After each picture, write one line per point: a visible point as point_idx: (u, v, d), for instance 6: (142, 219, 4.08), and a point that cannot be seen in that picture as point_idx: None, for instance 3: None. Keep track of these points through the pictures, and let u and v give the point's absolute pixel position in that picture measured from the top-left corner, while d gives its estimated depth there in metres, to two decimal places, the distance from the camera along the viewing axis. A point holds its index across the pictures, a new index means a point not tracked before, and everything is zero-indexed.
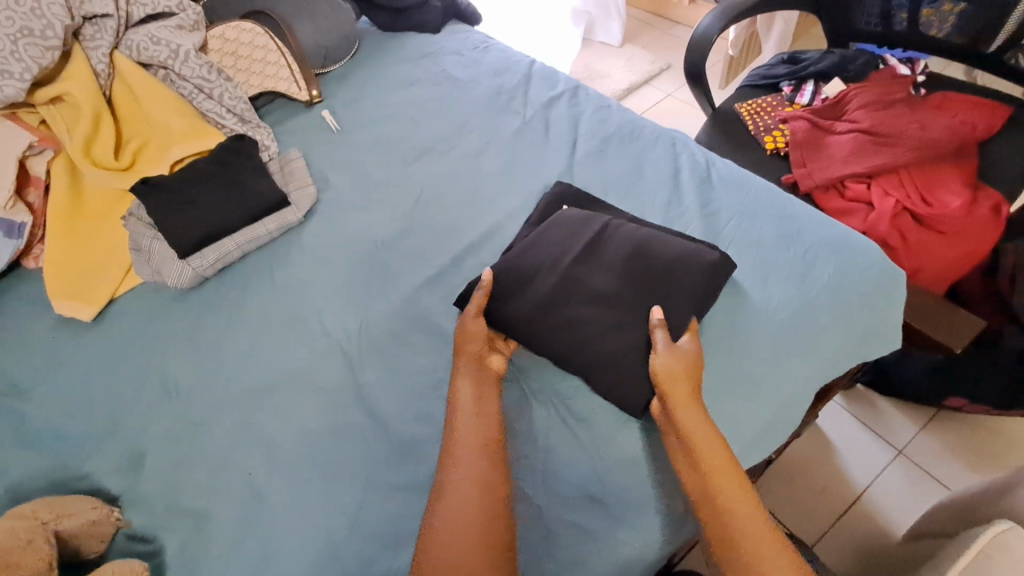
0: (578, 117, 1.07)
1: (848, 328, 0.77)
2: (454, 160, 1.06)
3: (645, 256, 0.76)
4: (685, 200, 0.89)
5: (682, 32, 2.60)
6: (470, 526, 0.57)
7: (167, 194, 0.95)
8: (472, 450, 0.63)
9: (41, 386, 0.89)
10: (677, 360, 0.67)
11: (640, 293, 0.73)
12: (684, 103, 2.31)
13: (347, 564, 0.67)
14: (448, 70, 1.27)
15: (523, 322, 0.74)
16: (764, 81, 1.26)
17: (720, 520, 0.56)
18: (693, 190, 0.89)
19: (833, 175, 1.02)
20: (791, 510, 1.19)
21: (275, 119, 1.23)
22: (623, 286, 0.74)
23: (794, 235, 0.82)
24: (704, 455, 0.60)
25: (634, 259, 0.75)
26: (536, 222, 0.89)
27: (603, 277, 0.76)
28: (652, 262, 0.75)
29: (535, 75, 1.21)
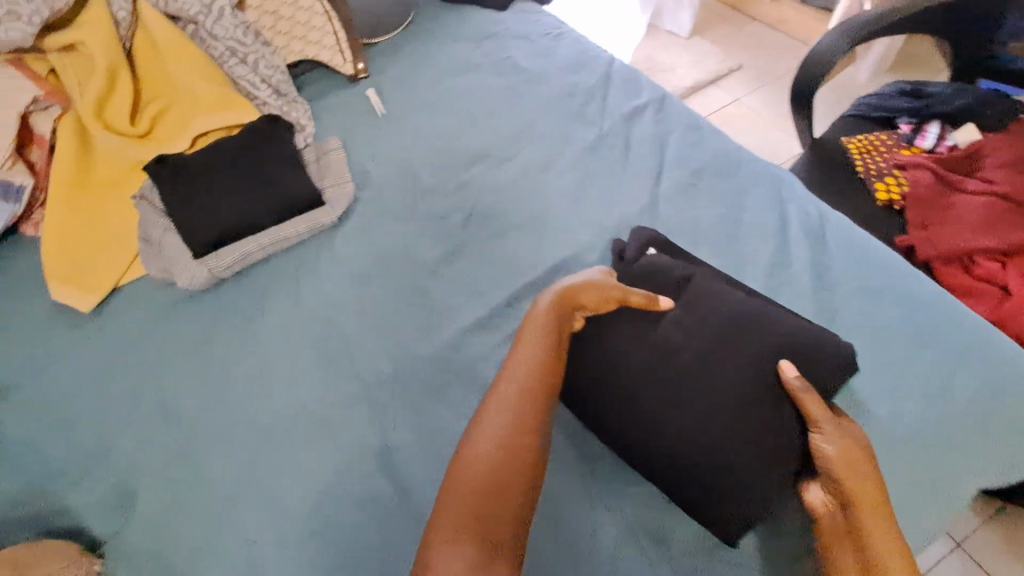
0: (665, 137, 0.92)
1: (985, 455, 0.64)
2: (514, 172, 0.92)
3: (741, 325, 0.64)
4: (794, 263, 0.74)
5: (758, 29, 2.37)
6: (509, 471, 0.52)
7: (184, 180, 0.82)
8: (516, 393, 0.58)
9: (30, 387, 0.80)
10: (852, 447, 0.56)
11: (733, 370, 0.61)
12: (751, 111, 2.12)
13: None
14: (514, 58, 1.10)
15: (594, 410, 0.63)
16: (876, 113, 1.09)
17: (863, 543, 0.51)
18: (805, 253, 0.75)
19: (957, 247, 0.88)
20: None
21: (313, 94, 1.08)
22: (711, 356, 0.62)
23: (930, 333, 0.69)
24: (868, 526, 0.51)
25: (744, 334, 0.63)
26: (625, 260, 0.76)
27: (688, 344, 0.64)
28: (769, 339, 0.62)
29: (615, 75, 1.04)
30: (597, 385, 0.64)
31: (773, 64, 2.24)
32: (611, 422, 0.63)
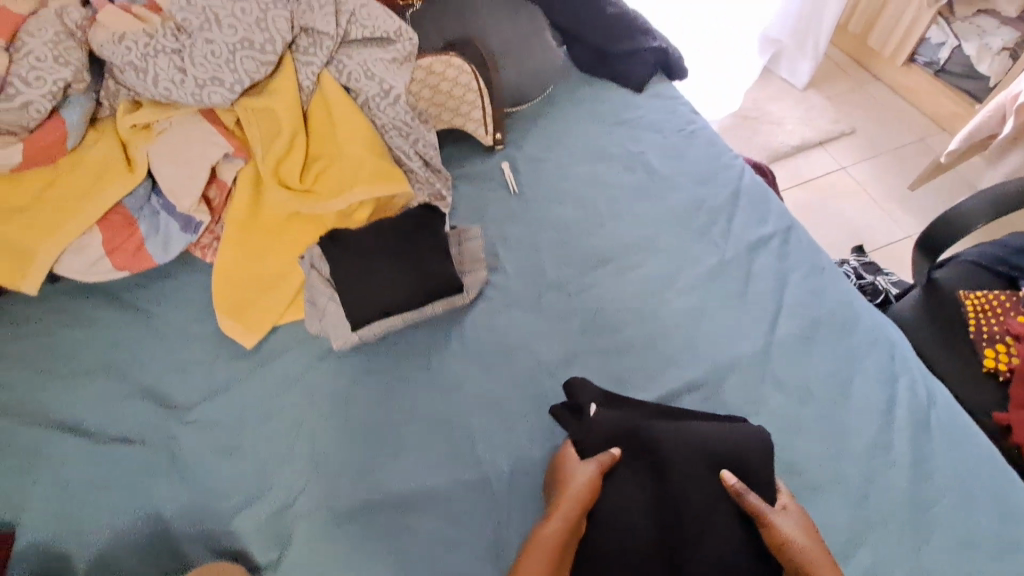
0: (787, 277, 0.96)
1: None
2: (637, 282, 0.98)
3: (682, 460, 0.76)
4: (895, 444, 0.80)
5: (878, 91, 2.26)
6: None
7: (351, 257, 0.92)
8: None
9: (198, 409, 0.94)
10: (802, 530, 0.70)
11: (691, 499, 0.74)
12: (856, 182, 2.06)
13: None
14: (645, 155, 1.15)
15: (695, 556, 0.71)
16: (999, 267, 1.09)
17: None
18: (907, 436, 0.80)
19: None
20: None
21: (453, 159, 1.17)
22: (673, 478, 0.75)
23: (1014, 546, 0.74)
24: None
25: (685, 470, 0.75)
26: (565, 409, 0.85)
27: (654, 475, 0.76)
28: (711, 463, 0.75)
29: (744, 193, 1.07)
30: (600, 510, 0.75)
31: (887, 133, 2.15)
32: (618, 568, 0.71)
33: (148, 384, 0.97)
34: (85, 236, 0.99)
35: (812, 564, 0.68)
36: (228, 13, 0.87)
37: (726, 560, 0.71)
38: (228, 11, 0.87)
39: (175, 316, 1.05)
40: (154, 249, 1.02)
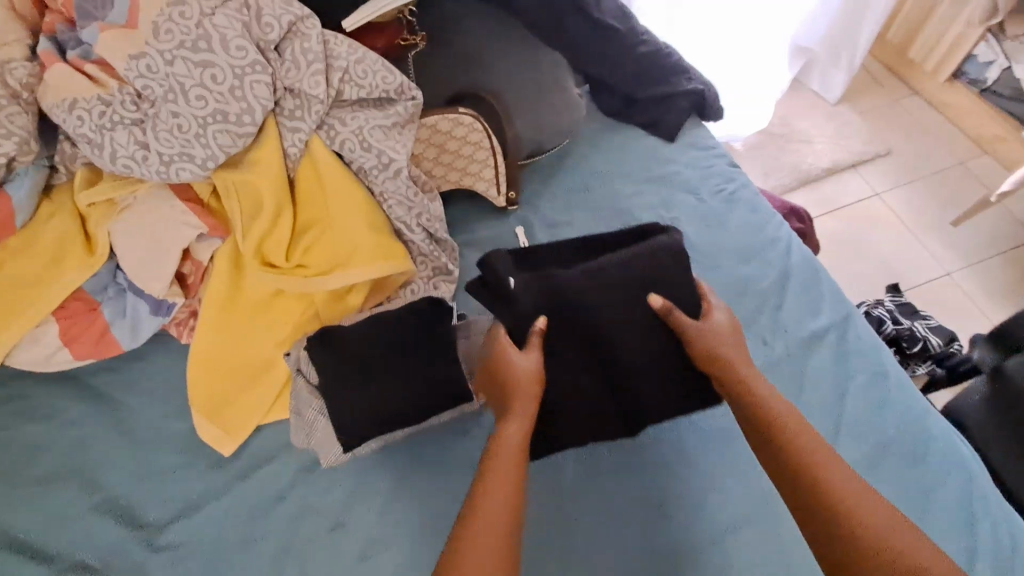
0: (844, 384, 0.85)
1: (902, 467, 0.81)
2: None
3: (606, 301, 0.79)
4: None
5: (914, 106, 2.10)
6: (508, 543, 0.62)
7: (346, 365, 0.79)
8: (511, 466, 0.67)
9: (173, 530, 0.83)
10: (720, 335, 0.77)
11: (624, 342, 0.79)
12: (891, 210, 1.91)
13: None
14: (679, 222, 1.02)
15: None
16: None
17: (839, 526, 0.61)
18: None
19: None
20: None
21: (461, 222, 1.03)
22: (603, 330, 0.79)
23: (922, 437, 0.82)
24: (811, 462, 0.66)
25: (607, 287, 0.79)
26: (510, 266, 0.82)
27: (582, 324, 0.79)
28: (619, 283, 0.79)
29: (792, 274, 0.95)
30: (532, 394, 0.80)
31: (924, 155, 2.00)
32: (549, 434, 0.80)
33: (116, 494, 0.86)
34: (42, 324, 0.87)
35: (809, 446, 0.67)
36: (194, 80, 0.73)
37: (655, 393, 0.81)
38: (195, 79, 0.73)
39: (147, 408, 0.93)
40: (121, 336, 0.90)
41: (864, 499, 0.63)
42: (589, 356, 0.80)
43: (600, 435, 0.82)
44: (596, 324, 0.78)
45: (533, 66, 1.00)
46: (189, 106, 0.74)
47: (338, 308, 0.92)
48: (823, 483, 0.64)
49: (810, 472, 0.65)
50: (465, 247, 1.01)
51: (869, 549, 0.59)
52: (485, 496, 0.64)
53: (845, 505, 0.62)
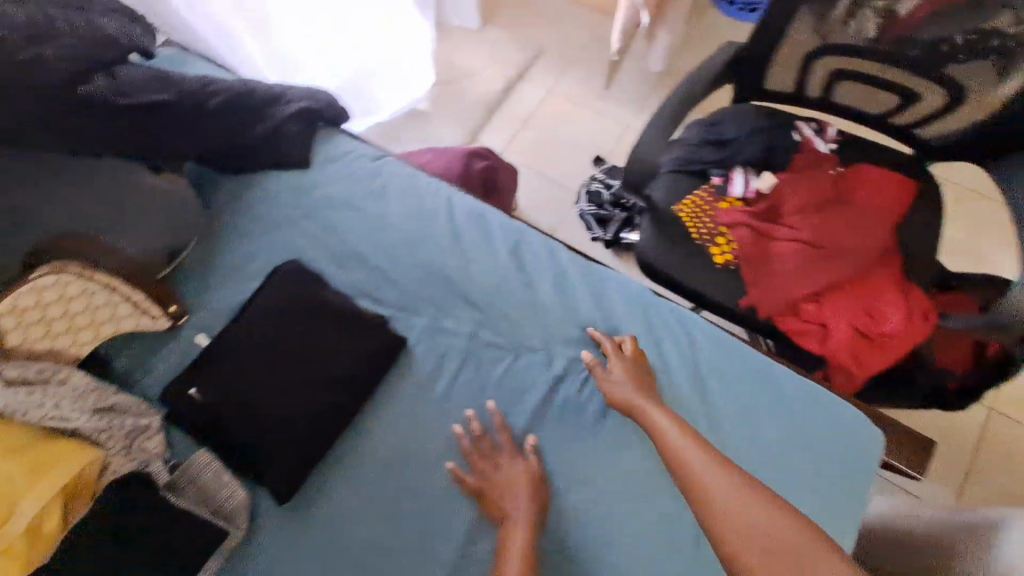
0: (537, 296, 0.95)
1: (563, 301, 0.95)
2: (411, 391, 0.90)
3: (256, 326, 0.92)
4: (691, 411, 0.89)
5: (542, 1, 2.30)
6: None
7: None
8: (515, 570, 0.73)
9: None
10: (636, 362, 0.88)
11: (282, 344, 0.91)
12: (567, 99, 2.13)
13: None
14: (348, 239, 1.01)
15: None
16: (691, 167, 1.19)
17: (698, 499, 0.69)
18: (692, 393, 0.90)
19: (788, 302, 1.05)
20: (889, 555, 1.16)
21: (138, 365, 0.94)
22: (257, 344, 0.91)
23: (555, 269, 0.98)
24: (677, 459, 0.75)
25: (252, 319, 0.93)
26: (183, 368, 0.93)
27: (245, 352, 0.90)
28: (263, 309, 0.94)
29: (461, 231, 1.01)
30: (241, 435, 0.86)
31: (568, 39, 2.23)
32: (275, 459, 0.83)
33: None
34: None
35: (676, 430, 0.78)
36: None
37: (336, 368, 0.89)
38: None
39: None
40: None
41: (738, 504, 0.65)
42: (269, 370, 0.89)
43: (315, 427, 0.86)
44: (249, 344, 0.91)
45: (97, 182, 0.88)
46: None
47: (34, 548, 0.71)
48: (709, 491, 0.68)
49: (705, 484, 0.69)
50: (157, 389, 0.92)
51: (701, 506, 0.68)
52: None
53: (727, 505, 0.66)
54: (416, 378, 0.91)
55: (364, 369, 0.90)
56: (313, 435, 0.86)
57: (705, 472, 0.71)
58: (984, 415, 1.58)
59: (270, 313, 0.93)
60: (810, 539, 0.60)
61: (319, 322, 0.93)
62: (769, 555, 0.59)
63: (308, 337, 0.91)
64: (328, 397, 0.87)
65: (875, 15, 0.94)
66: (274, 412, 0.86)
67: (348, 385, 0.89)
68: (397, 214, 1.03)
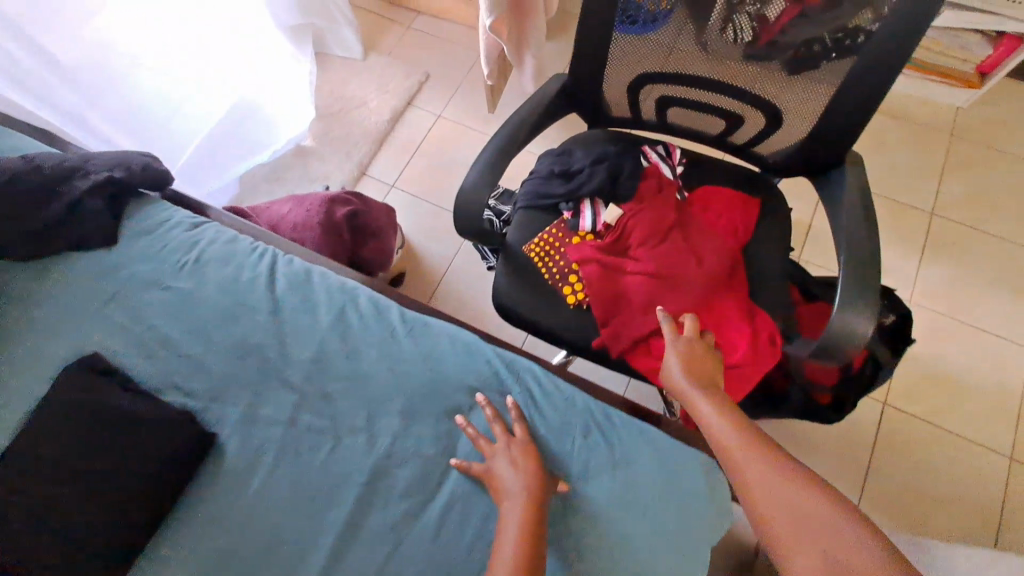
0: (362, 368, 0.90)
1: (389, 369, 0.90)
2: (224, 492, 0.83)
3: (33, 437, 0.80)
4: None
5: (426, 24, 2.24)
6: None
7: None
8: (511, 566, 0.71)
9: None
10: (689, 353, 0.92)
11: (61, 456, 0.79)
12: (456, 124, 2.07)
13: None
14: (159, 324, 0.93)
15: None
16: (542, 202, 1.14)
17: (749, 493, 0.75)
18: None
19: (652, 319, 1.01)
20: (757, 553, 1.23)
21: None
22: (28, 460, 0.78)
23: (384, 336, 0.93)
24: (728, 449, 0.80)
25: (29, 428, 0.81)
26: None
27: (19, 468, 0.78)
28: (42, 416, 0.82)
29: (284, 303, 0.95)
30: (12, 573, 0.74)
31: (455, 61, 2.17)
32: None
33: None
34: None
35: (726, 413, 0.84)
36: None
37: (126, 478, 0.79)
38: None
39: None
40: None
41: (790, 504, 0.70)
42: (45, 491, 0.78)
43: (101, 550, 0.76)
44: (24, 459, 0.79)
45: None
46: None
47: None
48: (768, 491, 0.73)
49: (754, 485, 0.74)
50: None
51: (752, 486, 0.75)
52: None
53: (778, 503, 0.71)
54: (234, 475, 0.84)
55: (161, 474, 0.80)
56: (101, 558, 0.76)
57: (756, 470, 0.75)
58: (878, 410, 1.60)
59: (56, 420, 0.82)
60: (847, 527, 0.66)
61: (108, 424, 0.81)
62: (814, 559, 0.65)
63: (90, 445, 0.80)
64: (114, 514, 0.77)
65: (748, 17, 0.87)
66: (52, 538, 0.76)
67: (141, 495, 0.79)
68: (214, 290, 0.96)
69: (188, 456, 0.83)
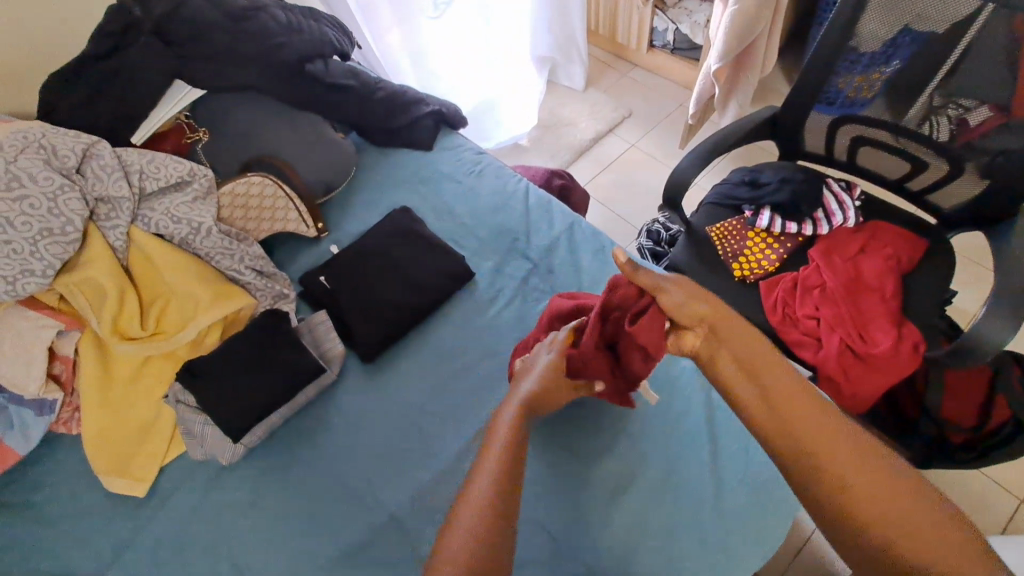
0: (580, 263, 1.23)
1: (599, 268, 1.21)
2: (470, 312, 1.19)
3: (369, 245, 1.26)
4: (683, 365, 1.08)
5: (639, 75, 2.70)
6: (490, 546, 0.66)
7: (210, 381, 1.03)
8: (479, 504, 0.70)
9: (117, 569, 0.98)
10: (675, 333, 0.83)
11: (378, 260, 1.23)
12: (647, 154, 2.45)
13: None
14: (448, 203, 1.36)
15: (552, 487, 0.98)
16: (726, 202, 1.43)
17: (837, 491, 0.63)
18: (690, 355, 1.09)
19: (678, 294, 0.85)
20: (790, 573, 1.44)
21: (286, 257, 1.31)
22: (365, 253, 1.25)
23: (600, 246, 1.25)
24: (785, 416, 0.69)
25: (365, 239, 1.27)
26: (315, 267, 1.27)
27: (358, 259, 1.24)
28: (376, 236, 1.27)
29: (533, 209, 1.32)
30: (348, 312, 1.17)
31: (656, 107, 2.58)
32: (360, 327, 1.15)
33: (53, 571, 0.99)
34: None
35: (782, 383, 0.72)
36: (17, 212, 0.97)
37: (416, 281, 1.19)
38: (16, 212, 0.97)
39: (44, 489, 1.07)
40: (15, 444, 1.05)
41: (911, 527, 0.59)
42: (373, 273, 1.22)
43: (393, 318, 1.16)
44: (361, 252, 1.25)
45: (293, 127, 1.30)
46: (20, 232, 0.98)
47: (199, 352, 1.14)
48: (864, 506, 0.61)
49: (825, 470, 0.64)
50: (298, 274, 1.28)
51: (833, 485, 0.63)
52: (455, 519, 0.69)
53: (862, 492, 0.62)
54: (476, 302, 1.20)
55: (435, 287, 1.18)
56: (388, 319, 1.16)
57: (814, 442, 0.66)
58: (1013, 506, 1.48)
59: (382, 235, 1.27)
60: (963, 543, 0.57)
61: (411, 246, 1.25)
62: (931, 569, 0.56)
63: (400, 258, 1.23)
64: (405, 297, 1.18)
65: (947, 119, 1.14)
66: (369, 300, 1.18)
67: (422, 293, 1.18)
68: (487, 191, 1.37)
69: (452, 280, 1.20)
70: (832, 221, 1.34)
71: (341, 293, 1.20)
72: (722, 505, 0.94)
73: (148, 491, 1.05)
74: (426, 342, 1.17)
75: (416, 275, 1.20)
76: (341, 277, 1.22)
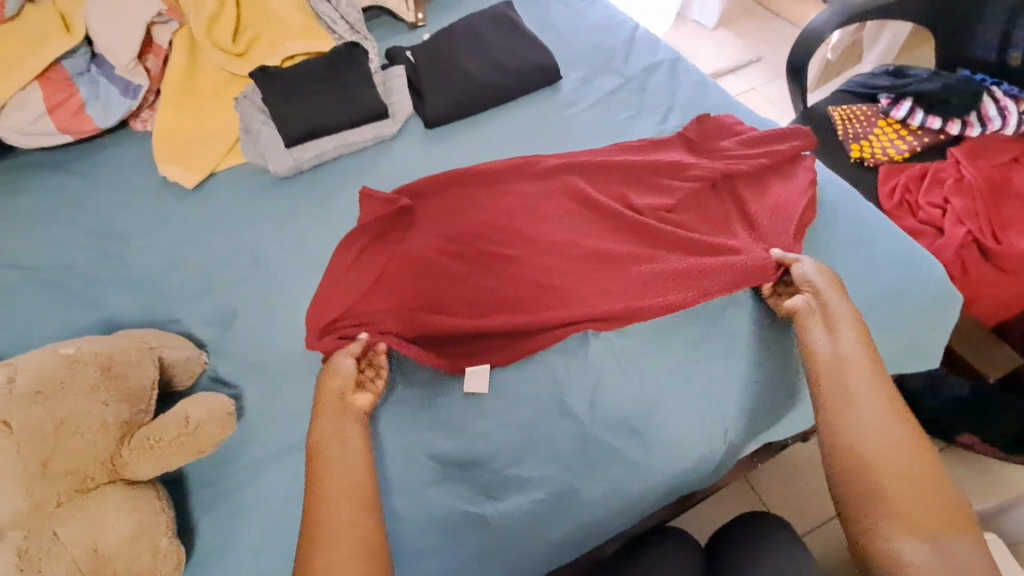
0: (675, 92, 1.12)
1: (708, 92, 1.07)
2: (545, 110, 1.11)
3: (460, 24, 1.19)
4: None
5: (778, 27, 2.49)
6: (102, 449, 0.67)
7: (277, 84, 1.04)
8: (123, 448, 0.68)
9: (145, 239, 0.99)
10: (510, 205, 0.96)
11: (464, 37, 1.16)
12: (765, 99, 2.26)
13: (421, 422, 0.78)
14: (553, 19, 1.27)
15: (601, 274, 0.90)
16: (862, 90, 1.24)
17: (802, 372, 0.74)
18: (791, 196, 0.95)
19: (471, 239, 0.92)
20: (817, 526, 1.17)
21: (378, 34, 1.28)
22: (456, 29, 1.17)
23: (703, 82, 1.14)
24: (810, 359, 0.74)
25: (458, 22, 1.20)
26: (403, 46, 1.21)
27: (446, 32, 1.17)
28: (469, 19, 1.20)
29: (640, 39, 1.21)
30: (426, 74, 1.11)
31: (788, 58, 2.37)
32: (433, 89, 1.09)
33: (93, 227, 1.01)
34: (26, 93, 1.05)
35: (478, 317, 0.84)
36: None
37: (498, 61, 1.12)
38: None
39: (104, 163, 1.10)
40: (93, 112, 1.09)
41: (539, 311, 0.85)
42: (455, 48, 1.14)
43: (468, 94, 1.09)
44: (452, 28, 1.18)
45: None
46: None
47: None
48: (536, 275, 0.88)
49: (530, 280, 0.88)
50: (385, 47, 1.24)
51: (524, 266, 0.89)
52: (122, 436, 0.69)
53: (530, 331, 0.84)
54: (555, 103, 1.12)
55: (518, 76, 1.11)
56: (464, 90, 1.09)
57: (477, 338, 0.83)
58: None
59: (477, 19, 1.20)
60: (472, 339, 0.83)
61: (502, 31, 1.17)
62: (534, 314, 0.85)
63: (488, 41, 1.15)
64: (485, 74, 1.10)
65: None
66: (447, 69, 1.11)
67: (505, 79, 1.11)
68: (595, 15, 1.27)
69: (538, 73, 1.12)
70: (988, 127, 1.12)
71: (422, 61, 1.13)
72: (778, 325, 0.83)
73: (197, 185, 1.05)
74: (494, 125, 1.10)
75: (502, 58, 1.12)
76: (424, 45, 1.16)
